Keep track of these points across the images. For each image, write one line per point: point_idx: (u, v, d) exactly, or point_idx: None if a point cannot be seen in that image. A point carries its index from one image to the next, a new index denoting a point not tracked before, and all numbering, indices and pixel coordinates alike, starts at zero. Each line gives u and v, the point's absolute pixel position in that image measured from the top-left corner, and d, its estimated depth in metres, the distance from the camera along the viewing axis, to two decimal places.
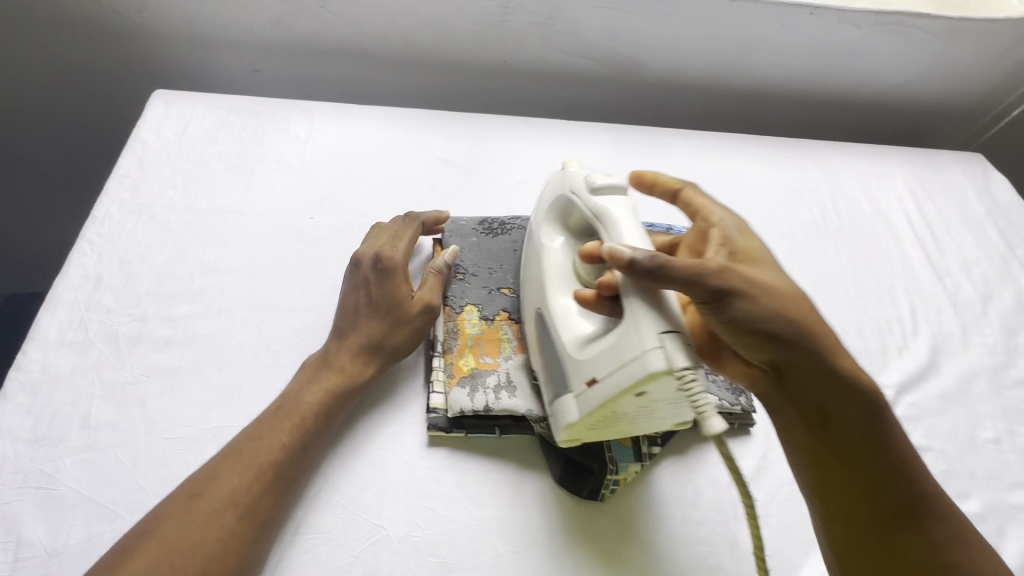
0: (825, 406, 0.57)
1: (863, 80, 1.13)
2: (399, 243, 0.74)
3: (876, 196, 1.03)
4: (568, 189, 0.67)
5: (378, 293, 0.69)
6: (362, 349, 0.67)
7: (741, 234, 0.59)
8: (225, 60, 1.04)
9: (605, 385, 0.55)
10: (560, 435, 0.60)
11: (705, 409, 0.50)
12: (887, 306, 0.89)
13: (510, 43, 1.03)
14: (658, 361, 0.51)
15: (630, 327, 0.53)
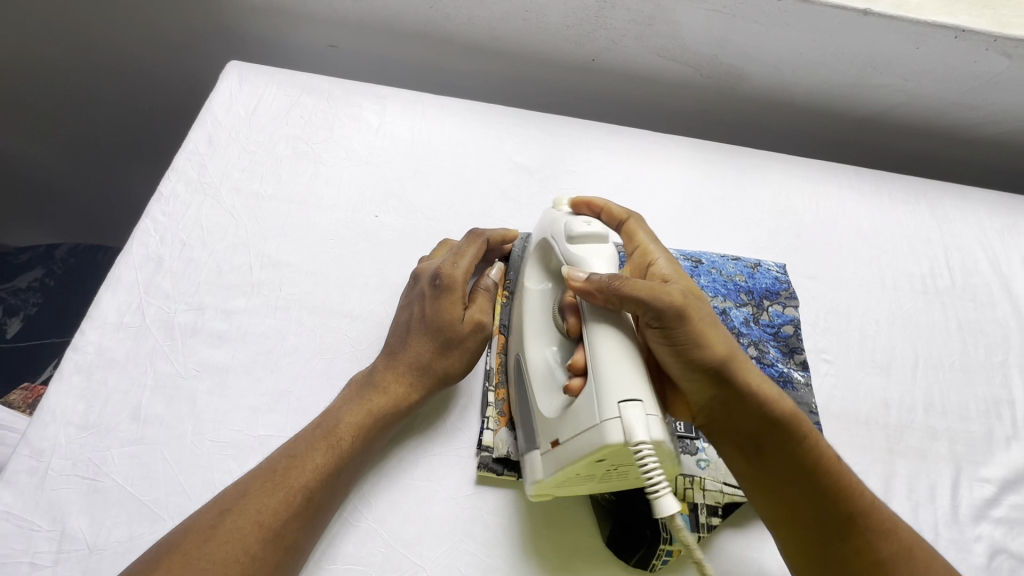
0: (775, 440, 0.54)
1: (997, 117, 1.00)
2: (460, 258, 0.67)
3: (998, 254, 0.91)
4: (549, 234, 0.65)
5: (430, 312, 0.64)
6: (409, 371, 0.62)
7: (674, 266, 0.60)
8: (304, 33, 1.00)
9: (566, 448, 0.51)
10: (529, 491, 0.57)
11: (656, 488, 0.46)
12: (997, 384, 0.79)
13: (603, 41, 0.95)
14: (614, 433, 0.47)
15: (592, 393, 0.50)
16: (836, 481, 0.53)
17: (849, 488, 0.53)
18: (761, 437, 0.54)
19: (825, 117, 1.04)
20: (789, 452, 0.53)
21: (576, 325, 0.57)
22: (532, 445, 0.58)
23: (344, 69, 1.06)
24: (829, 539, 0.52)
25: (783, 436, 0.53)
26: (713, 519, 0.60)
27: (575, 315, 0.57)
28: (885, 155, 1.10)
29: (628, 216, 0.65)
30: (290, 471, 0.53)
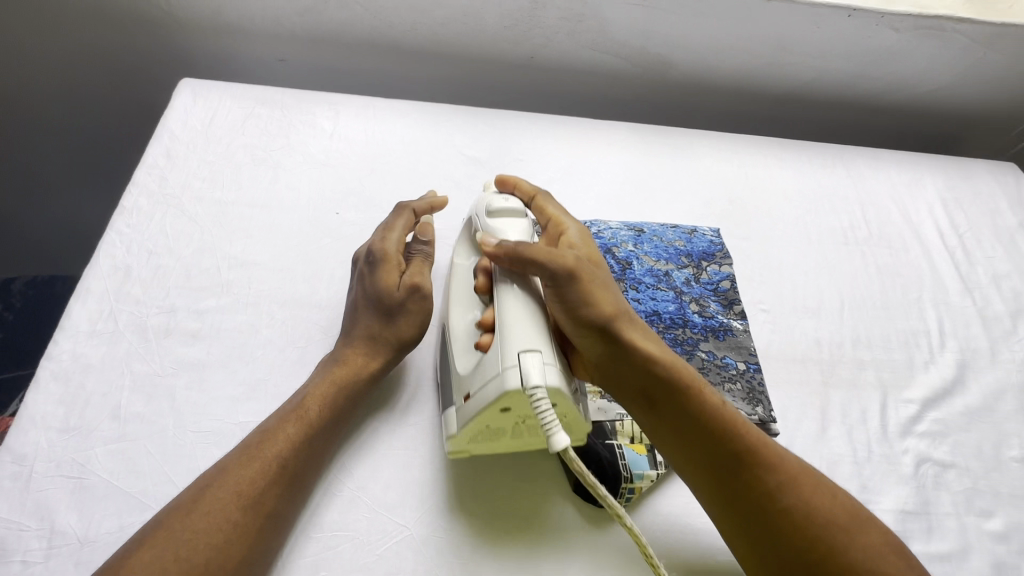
0: (666, 392, 0.58)
1: (896, 85, 1.12)
2: (389, 233, 0.72)
3: (907, 205, 1.02)
4: (473, 213, 0.70)
5: (369, 286, 0.68)
6: (363, 341, 0.66)
7: (580, 237, 0.66)
8: (253, 49, 1.04)
9: (475, 399, 0.56)
10: (446, 447, 0.60)
11: (550, 426, 0.50)
12: (914, 318, 0.88)
13: (539, 39, 1.02)
14: (512, 378, 0.52)
15: (499, 345, 0.55)
16: (728, 426, 0.57)
17: (742, 432, 0.56)
18: (650, 390, 0.58)
19: (748, 97, 1.14)
20: (676, 402, 0.58)
21: (485, 285, 0.64)
22: (448, 403, 0.61)
23: (295, 82, 1.10)
24: (729, 486, 0.55)
25: (670, 388, 0.58)
26: None
27: (486, 277, 0.64)
28: (807, 127, 1.21)
29: (536, 193, 0.71)
30: (265, 445, 0.57)
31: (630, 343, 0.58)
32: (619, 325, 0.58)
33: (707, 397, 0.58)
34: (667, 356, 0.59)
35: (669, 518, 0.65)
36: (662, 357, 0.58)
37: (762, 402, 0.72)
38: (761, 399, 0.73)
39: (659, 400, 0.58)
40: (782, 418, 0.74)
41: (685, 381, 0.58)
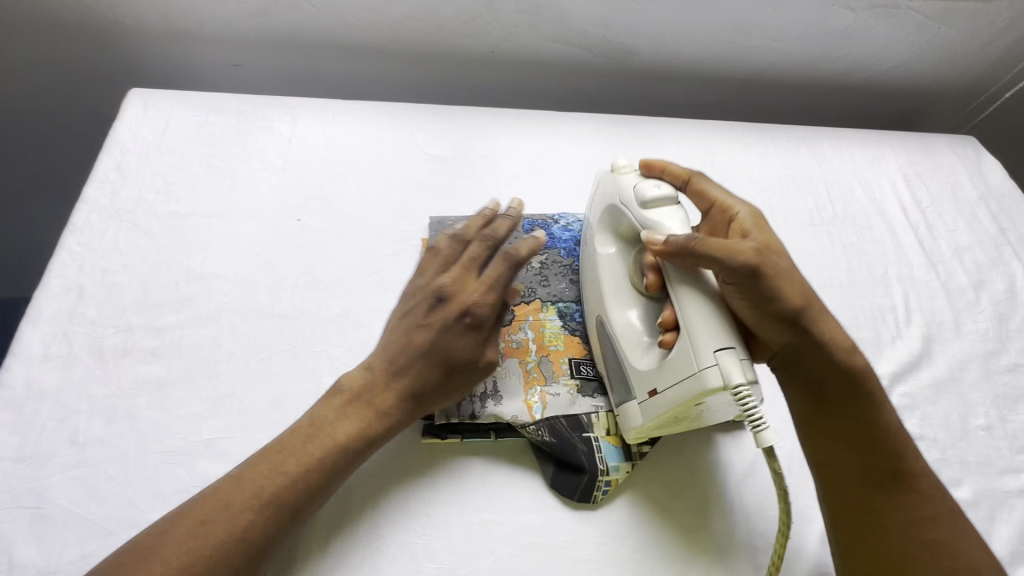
0: (846, 393, 0.61)
1: (855, 64, 1.13)
2: (490, 280, 0.63)
3: (870, 182, 1.03)
4: (618, 199, 0.68)
5: (454, 343, 0.61)
6: (412, 394, 0.61)
7: (753, 219, 0.63)
8: (205, 54, 1.01)
9: (665, 396, 0.59)
10: (626, 434, 0.65)
11: (758, 422, 0.53)
12: (881, 294, 0.89)
13: (498, 32, 1.00)
14: (714, 378, 0.54)
15: (687, 344, 0.56)
16: (891, 436, 0.60)
17: (896, 441, 0.60)
18: (829, 384, 0.61)
19: (711, 82, 1.14)
20: (858, 398, 0.61)
21: (656, 282, 0.63)
22: (625, 395, 0.65)
23: (251, 86, 1.07)
24: (869, 488, 0.59)
25: (850, 386, 0.61)
26: (644, 447, 0.67)
27: (657, 274, 0.63)
28: (772, 109, 1.21)
29: (691, 173, 0.69)
30: (273, 479, 0.53)
31: (822, 344, 0.60)
32: (811, 325, 0.60)
33: (883, 404, 0.61)
34: (856, 358, 0.61)
35: (643, 507, 0.66)
36: (854, 361, 0.61)
37: None
38: None
39: (831, 394, 0.61)
40: None
41: (862, 386, 0.61)
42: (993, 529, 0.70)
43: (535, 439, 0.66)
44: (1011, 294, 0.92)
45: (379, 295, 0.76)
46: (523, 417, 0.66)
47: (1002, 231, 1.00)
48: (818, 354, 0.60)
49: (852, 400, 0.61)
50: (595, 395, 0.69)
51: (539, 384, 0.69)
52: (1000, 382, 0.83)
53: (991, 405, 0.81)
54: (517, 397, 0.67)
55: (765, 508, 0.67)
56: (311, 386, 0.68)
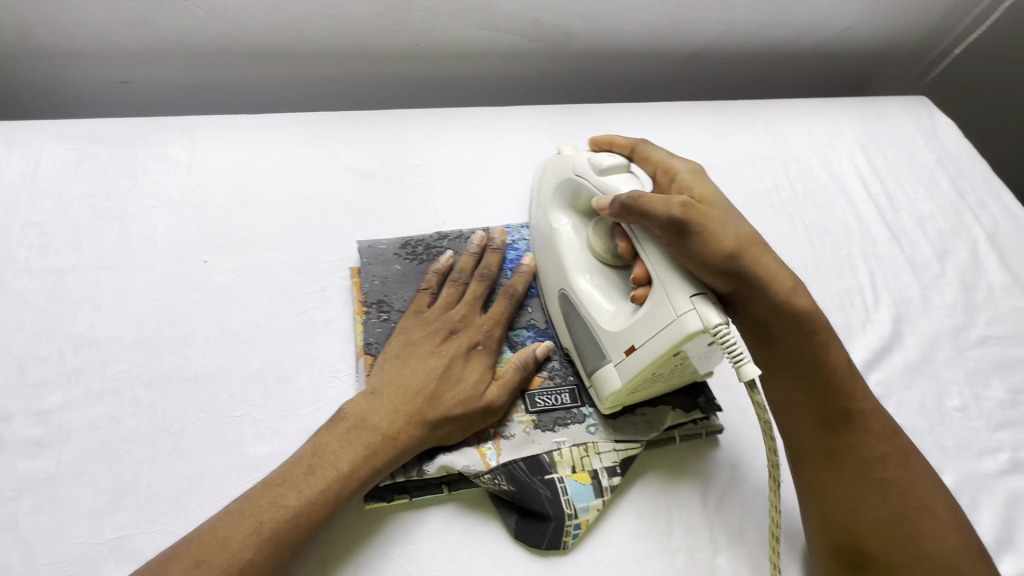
0: (796, 337, 0.59)
1: (804, 29, 1.07)
2: (497, 312, 0.66)
3: (827, 154, 0.99)
4: (572, 173, 0.68)
5: (461, 368, 0.61)
6: (413, 423, 0.57)
7: (692, 175, 0.62)
8: (84, 73, 0.88)
9: (644, 350, 0.57)
10: (603, 402, 0.62)
11: (740, 357, 0.52)
12: (847, 276, 0.85)
13: (419, 23, 0.90)
14: (692, 321, 0.53)
15: (660, 294, 0.56)
16: (840, 380, 0.59)
17: (845, 382, 0.59)
18: (779, 332, 0.60)
19: (657, 60, 1.06)
20: (808, 347, 0.59)
21: (628, 248, 0.61)
22: (599, 362, 0.63)
23: (147, 105, 0.94)
24: (821, 429, 0.59)
25: (800, 334, 0.59)
26: (615, 480, 0.61)
27: (627, 238, 0.61)
28: (721, 84, 1.15)
29: (635, 143, 0.67)
30: (230, 541, 0.47)
31: (766, 291, 0.58)
32: (752, 270, 0.57)
33: (830, 345, 0.59)
34: (803, 301, 0.59)
35: (619, 545, 0.60)
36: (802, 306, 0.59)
37: (706, 397, 0.68)
38: (705, 395, 0.68)
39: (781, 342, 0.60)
40: (726, 411, 0.70)
41: (811, 331, 0.59)
42: (977, 517, 0.68)
43: (493, 488, 0.59)
44: (975, 262, 0.90)
45: (306, 340, 0.67)
46: (477, 465, 0.59)
47: (961, 195, 0.97)
48: (768, 304, 0.58)
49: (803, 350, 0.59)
50: (555, 429, 0.63)
51: (492, 425, 0.62)
52: (971, 358, 0.80)
53: (964, 383, 0.78)
54: (468, 445, 0.60)
55: (746, 529, 0.63)
56: (232, 458, 0.59)
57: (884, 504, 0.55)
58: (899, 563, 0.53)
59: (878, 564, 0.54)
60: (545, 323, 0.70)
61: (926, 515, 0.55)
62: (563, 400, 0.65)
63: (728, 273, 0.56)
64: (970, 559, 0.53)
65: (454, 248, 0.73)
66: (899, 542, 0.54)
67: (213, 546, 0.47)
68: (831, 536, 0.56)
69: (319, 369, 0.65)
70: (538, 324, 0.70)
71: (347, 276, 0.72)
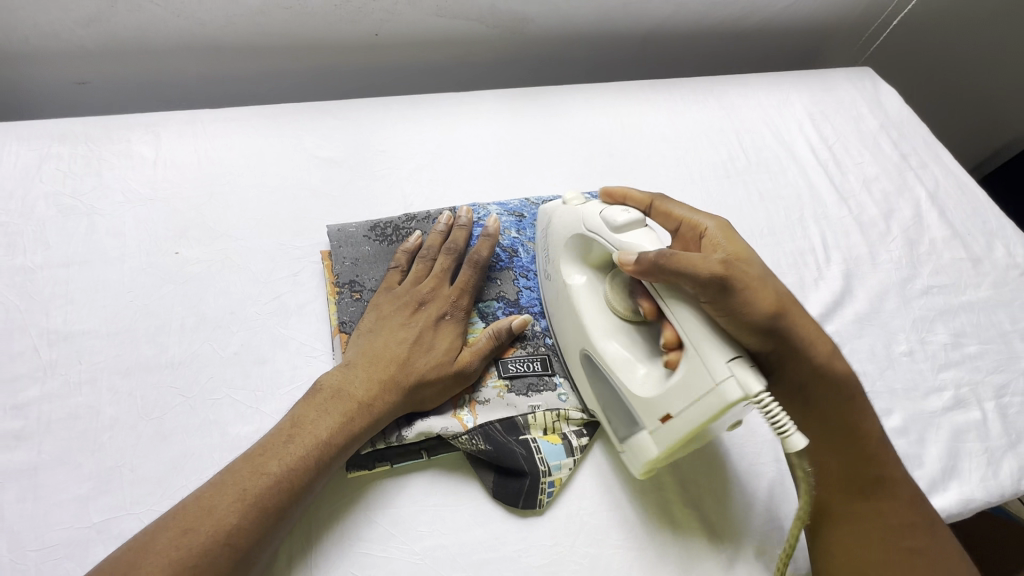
0: (830, 395, 0.60)
1: (751, 7, 1.11)
2: (465, 284, 0.68)
3: (778, 125, 1.03)
4: (583, 227, 0.66)
5: (431, 338, 0.64)
6: (386, 391, 0.59)
7: (723, 232, 0.61)
8: (40, 75, 0.87)
9: (683, 419, 0.55)
10: (637, 468, 0.61)
11: (785, 426, 0.50)
12: (800, 237, 0.90)
13: (378, 13, 0.92)
14: (734, 389, 0.51)
15: (694, 359, 0.54)
16: (873, 441, 0.60)
17: (874, 445, 0.60)
18: (817, 393, 0.60)
19: (612, 41, 1.10)
20: (844, 405, 0.61)
21: (653, 309, 0.61)
22: (633, 429, 0.61)
23: (108, 104, 0.94)
24: (848, 495, 0.60)
25: (835, 394, 0.61)
26: (584, 440, 0.65)
27: (651, 299, 0.61)
28: (676, 63, 1.19)
29: (652, 198, 0.67)
30: (213, 510, 0.49)
31: (805, 352, 0.58)
32: (793, 331, 0.57)
33: (864, 410, 0.61)
34: (835, 363, 0.60)
35: (593, 500, 0.63)
36: (835, 367, 0.60)
37: None
38: None
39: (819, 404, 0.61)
40: None
41: (844, 389, 0.61)
42: (924, 450, 0.73)
43: (472, 451, 0.61)
44: (918, 219, 0.95)
45: (281, 323, 0.68)
46: (454, 429, 0.61)
47: (904, 157, 1.03)
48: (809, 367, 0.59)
49: (839, 410, 0.61)
50: (528, 394, 0.66)
51: (467, 391, 0.65)
52: (916, 306, 0.86)
53: (910, 329, 0.83)
54: (444, 410, 0.63)
55: (713, 476, 0.67)
56: (214, 439, 0.60)
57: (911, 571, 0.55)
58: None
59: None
60: (515, 295, 0.73)
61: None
62: (536, 366, 0.68)
63: (774, 336, 0.56)
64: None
65: (422, 228, 0.75)
66: None
67: (196, 514, 0.49)
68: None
69: (295, 349, 0.67)
70: (508, 296, 0.72)
71: (319, 260, 0.74)
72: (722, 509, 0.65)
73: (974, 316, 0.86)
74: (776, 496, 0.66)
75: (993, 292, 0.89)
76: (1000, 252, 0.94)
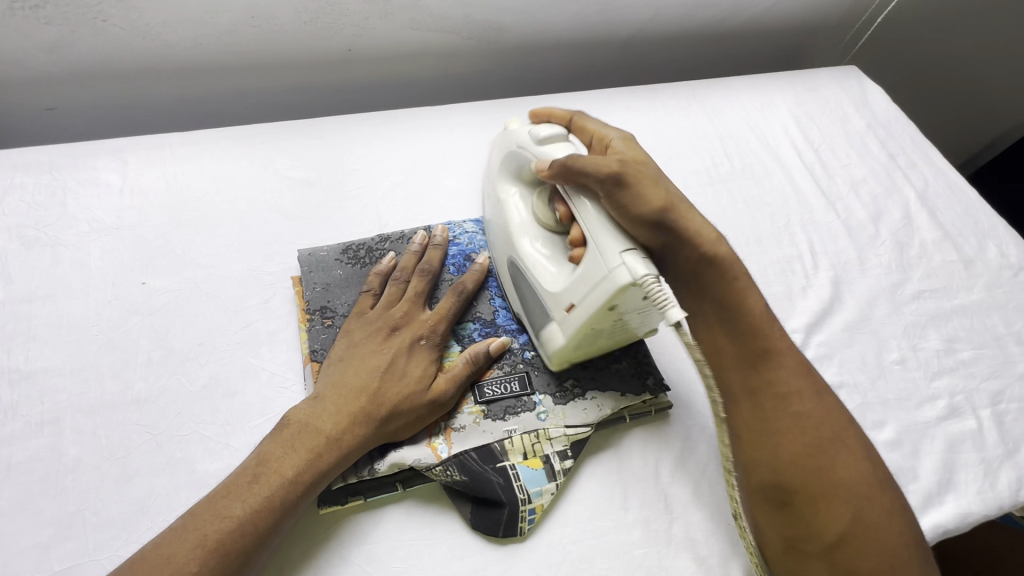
0: (722, 283, 0.62)
1: (732, 10, 1.10)
2: (441, 307, 0.66)
3: (762, 128, 1.01)
4: (514, 145, 0.70)
5: (405, 365, 0.62)
6: (357, 423, 0.57)
7: (625, 142, 0.64)
8: (6, 103, 0.86)
9: (582, 307, 0.58)
10: (549, 358, 0.64)
11: (664, 304, 0.52)
12: (786, 244, 0.88)
13: (350, 29, 0.90)
14: (623, 275, 0.54)
15: (595, 252, 0.57)
16: (757, 317, 0.61)
17: (758, 320, 0.61)
18: (711, 282, 0.62)
19: (593, 47, 1.08)
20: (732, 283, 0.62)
21: (566, 213, 0.63)
22: (546, 321, 0.64)
23: (78, 129, 0.93)
24: (744, 369, 0.59)
25: (729, 276, 0.62)
26: (566, 463, 0.63)
27: (563, 202, 0.63)
28: (658, 68, 1.17)
29: (572, 114, 0.70)
30: (174, 557, 0.47)
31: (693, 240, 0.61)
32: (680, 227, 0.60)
33: (754, 291, 0.62)
34: (721, 247, 0.62)
35: (576, 527, 0.61)
36: (725, 254, 0.62)
37: (653, 374, 0.70)
38: (652, 373, 0.70)
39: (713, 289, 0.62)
40: (674, 385, 0.72)
41: (731, 270, 0.62)
42: (919, 463, 0.71)
43: (448, 481, 0.60)
44: (907, 220, 0.93)
45: (251, 354, 0.67)
46: (428, 459, 0.60)
47: (892, 157, 1.01)
48: (703, 256, 0.61)
49: (730, 288, 0.61)
50: (506, 418, 0.64)
51: (442, 419, 0.63)
52: (907, 312, 0.84)
53: (902, 336, 0.81)
54: (419, 440, 0.61)
55: (701, 498, 0.64)
56: (180, 477, 0.58)
57: (805, 439, 0.56)
58: (816, 494, 0.54)
59: (800, 496, 0.54)
60: (492, 315, 0.71)
61: (838, 443, 0.56)
62: (514, 388, 0.66)
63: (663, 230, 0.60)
64: (876, 490, 0.54)
65: (396, 249, 0.74)
66: (819, 475, 0.54)
67: (155, 562, 0.47)
68: (758, 477, 0.56)
69: (266, 380, 0.65)
70: (485, 317, 0.70)
71: (290, 286, 0.72)
72: (711, 534, 0.62)
73: (968, 320, 0.84)
74: None
75: (986, 295, 0.87)
76: (992, 252, 0.92)
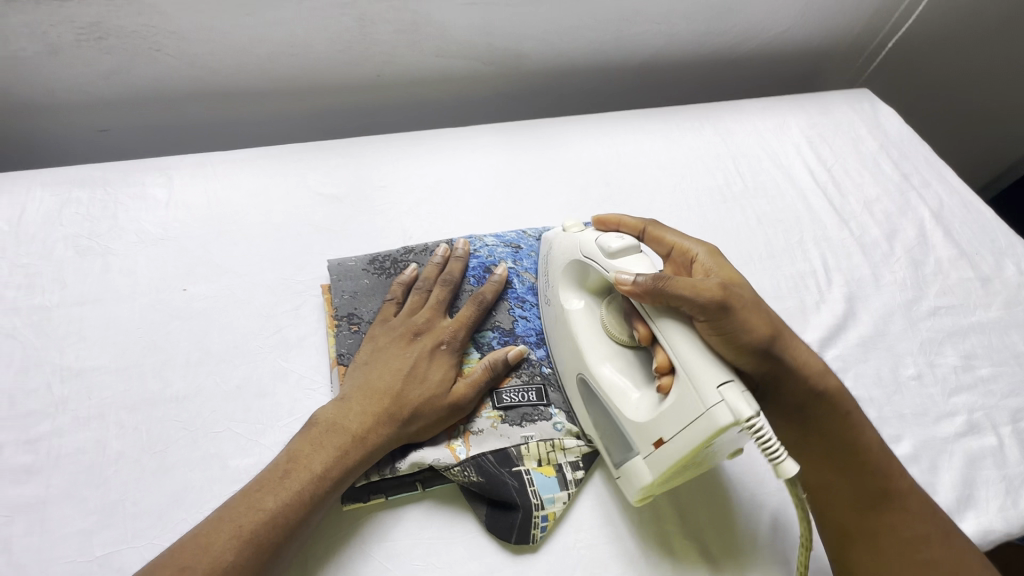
0: (831, 417, 0.61)
1: (743, 37, 1.14)
2: (462, 315, 0.70)
3: (775, 149, 1.04)
4: (579, 253, 0.67)
5: (427, 369, 0.65)
6: (381, 423, 0.60)
7: (711, 258, 0.64)
8: (65, 125, 0.93)
9: (675, 444, 0.54)
10: (634, 496, 0.60)
11: (776, 454, 0.49)
12: (799, 260, 0.89)
13: (379, 56, 0.96)
14: (724, 414, 0.50)
15: (687, 386, 0.53)
16: (875, 455, 0.60)
17: (884, 466, 0.60)
18: (815, 413, 0.61)
19: (608, 73, 1.13)
20: (842, 418, 0.61)
21: (648, 334, 0.60)
22: (629, 452, 0.60)
23: (128, 149, 1.00)
24: (862, 510, 0.59)
25: (837, 411, 0.61)
26: (579, 473, 0.65)
27: (646, 325, 0.60)
28: (671, 90, 1.21)
29: (644, 223, 0.69)
30: (211, 546, 0.50)
31: (799, 370, 0.59)
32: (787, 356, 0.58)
33: (863, 427, 0.61)
34: (830, 380, 0.60)
35: (590, 532, 0.62)
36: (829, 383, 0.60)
37: None
38: None
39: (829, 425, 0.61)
40: None
41: (843, 407, 0.61)
42: (937, 479, 0.70)
43: (465, 484, 0.62)
44: (922, 238, 0.94)
45: (282, 356, 0.70)
46: (447, 461, 0.62)
47: (905, 177, 1.02)
48: (811, 387, 0.60)
49: (844, 425, 0.61)
50: (523, 424, 0.66)
51: (461, 422, 0.65)
52: (923, 328, 0.84)
53: (918, 353, 0.81)
54: (439, 441, 0.63)
55: (716, 507, 0.65)
56: (213, 472, 0.62)
57: None
58: None
59: None
60: (511, 324, 0.74)
61: None
62: (530, 396, 0.68)
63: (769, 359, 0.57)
64: None
65: (419, 260, 0.77)
66: None
67: (195, 549, 0.50)
68: None
69: (295, 382, 0.69)
70: (504, 326, 0.73)
71: (319, 294, 0.76)
72: (724, 542, 0.63)
73: (985, 337, 0.84)
74: (779, 525, 0.65)
75: (1004, 312, 0.87)
76: (1010, 270, 0.92)
